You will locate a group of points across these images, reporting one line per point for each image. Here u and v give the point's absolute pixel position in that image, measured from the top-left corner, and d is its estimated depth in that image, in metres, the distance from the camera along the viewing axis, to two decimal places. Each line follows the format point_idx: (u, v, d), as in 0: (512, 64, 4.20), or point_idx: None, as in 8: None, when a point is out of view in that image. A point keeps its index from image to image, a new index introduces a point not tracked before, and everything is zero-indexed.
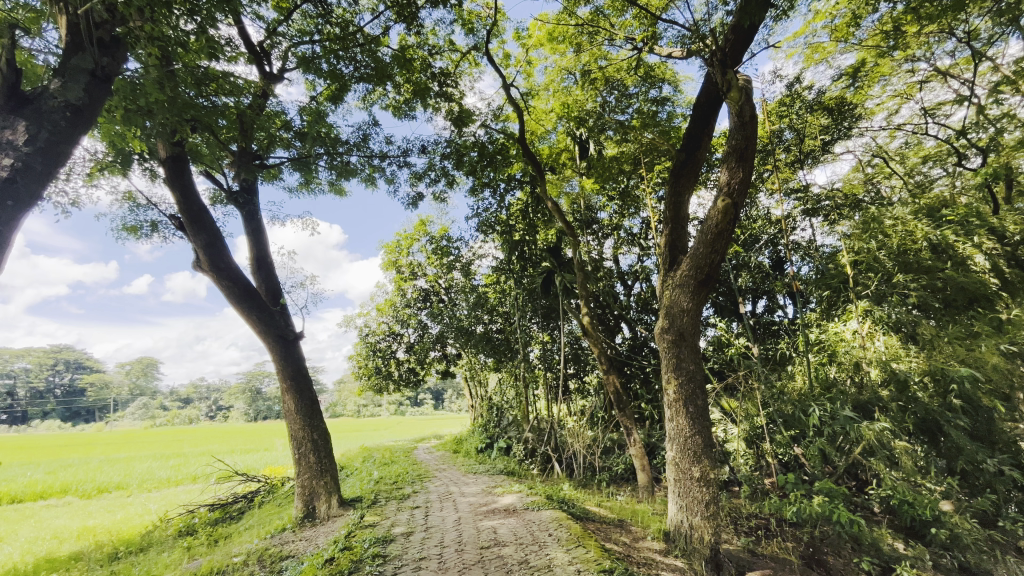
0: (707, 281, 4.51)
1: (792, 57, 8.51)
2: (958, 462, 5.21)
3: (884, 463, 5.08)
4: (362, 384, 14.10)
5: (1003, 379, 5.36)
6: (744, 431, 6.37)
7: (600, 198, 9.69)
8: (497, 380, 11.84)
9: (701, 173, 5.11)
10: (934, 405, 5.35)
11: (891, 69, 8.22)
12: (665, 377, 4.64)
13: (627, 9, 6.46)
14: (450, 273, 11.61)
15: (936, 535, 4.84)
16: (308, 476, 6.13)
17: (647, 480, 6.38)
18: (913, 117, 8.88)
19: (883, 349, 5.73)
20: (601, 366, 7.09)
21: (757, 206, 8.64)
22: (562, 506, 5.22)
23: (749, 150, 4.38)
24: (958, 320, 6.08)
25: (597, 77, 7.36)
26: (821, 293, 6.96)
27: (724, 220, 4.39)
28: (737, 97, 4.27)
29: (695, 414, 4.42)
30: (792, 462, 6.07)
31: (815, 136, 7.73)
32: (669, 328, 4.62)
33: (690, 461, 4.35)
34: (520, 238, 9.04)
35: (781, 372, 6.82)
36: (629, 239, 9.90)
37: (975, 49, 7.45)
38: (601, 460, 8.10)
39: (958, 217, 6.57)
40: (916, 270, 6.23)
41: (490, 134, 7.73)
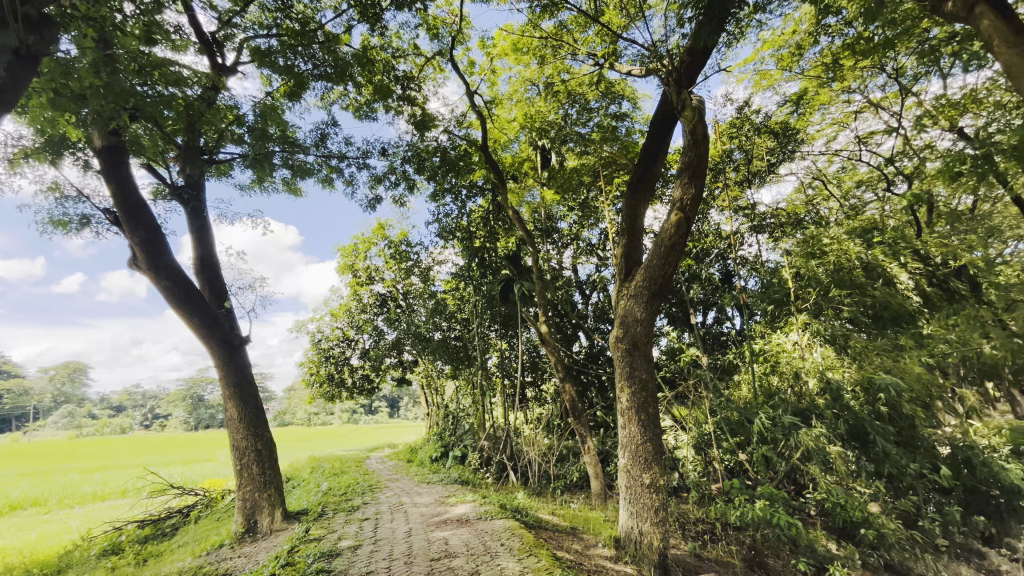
0: (660, 292, 4.65)
1: (741, 82, 9.00)
2: (885, 467, 5.53)
3: (819, 468, 5.37)
4: (313, 391, 13.60)
5: (924, 390, 5.78)
6: (693, 438, 6.55)
7: (561, 208, 9.87)
8: (455, 388, 11.69)
9: (655, 188, 5.29)
10: (864, 413, 5.70)
11: (830, 98, 8.80)
12: (619, 385, 4.73)
13: (589, 26, 6.63)
14: (408, 278, 11.45)
15: (865, 535, 5.15)
16: (249, 489, 5.81)
17: (600, 488, 6.48)
18: (848, 144, 9.57)
19: (821, 360, 6.09)
20: (558, 374, 7.15)
21: (708, 222, 9.04)
22: (515, 514, 5.20)
23: (701, 167, 4.57)
24: (885, 333, 6.56)
25: (560, 90, 7.49)
26: (766, 306, 7.41)
27: (676, 234, 4.53)
28: (690, 116, 4.47)
29: (647, 421, 4.52)
30: (737, 467, 6.30)
31: (762, 157, 8.16)
32: (624, 337, 4.71)
33: (642, 468, 4.42)
34: (480, 245, 9.08)
35: (728, 381, 7.12)
36: (588, 249, 10.10)
37: (903, 86, 8.13)
38: (556, 468, 8.11)
39: (887, 239, 7.15)
40: (850, 286, 6.72)
41: (453, 140, 7.72)
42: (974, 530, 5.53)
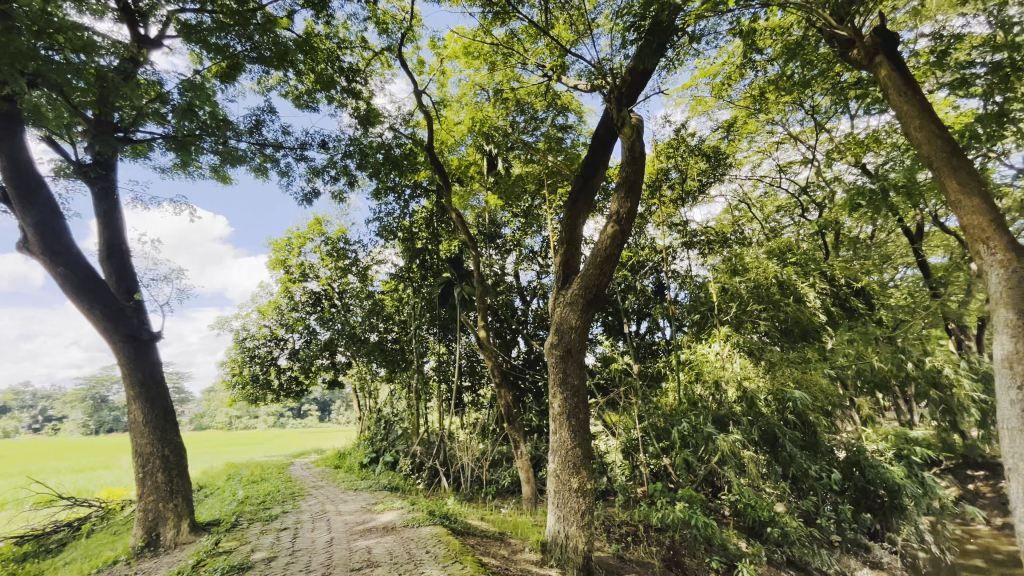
0: (595, 301, 4.79)
1: (679, 106, 9.52)
2: (790, 469, 6.00)
3: (734, 471, 5.74)
4: (234, 393, 12.70)
5: (826, 400, 6.35)
6: (622, 443, 6.76)
7: (505, 214, 9.94)
8: (389, 391, 11.37)
9: (594, 200, 5.46)
10: (775, 419, 6.16)
11: (757, 128, 9.52)
12: (552, 391, 4.80)
13: (540, 37, 6.72)
14: (345, 277, 11.04)
15: (771, 533, 5.55)
16: (152, 499, 5.32)
17: (531, 493, 6.53)
18: (771, 172, 10.39)
19: (739, 370, 6.52)
20: (495, 380, 7.15)
21: (645, 236, 9.45)
22: (443, 521, 5.13)
23: (637, 183, 4.79)
24: (795, 347, 7.15)
25: (509, 97, 7.57)
26: (693, 318, 7.86)
27: (612, 245, 4.71)
28: (629, 133, 4.69)
29: (577, 426, 4.62)
30: (660, 471, 6.57)
31: (695, 178, 8.64)
32: (558, 343, 4.80)
33: (570, 472, 4.52)
34: (422, 246, 8.97)
35: (657, 389, 7.44)
36: (530, 256, 10.23)
37: (818, 122, 8.95)
38: (488, 473, 8.10)
39: (799, 260, 7.82)
40: (766, 301, 7.32)
41: (398, 138, 7.57)
42: (862, 526, 6.12)
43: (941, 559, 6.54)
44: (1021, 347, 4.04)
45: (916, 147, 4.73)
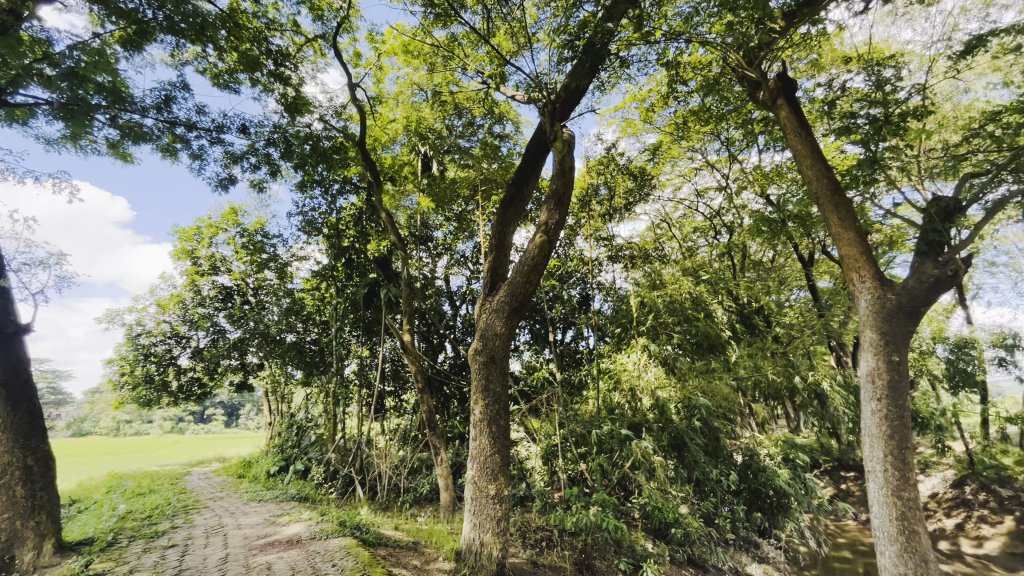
0: (519, 308, 4.87)
1: (611, 126, 9.97)
2: (694, 472, 6.42)
3: (644, 475, 6.05)
4: (122, 395, 11.35)
5: (727, 408, 6.90)
6: (542, 449, 6.85)
7: (437, 217, 9.84)
8: (305, 395, 10.75)
9: (525, 210, 5.55)
10: (683, 426, 6.54)
11: (679, 153, 10.20)
12: (473, 397, 4.78)
13: (480, 44, 6.74)
14: (262, 272, 10.31)
15: (675, 534, 5.89)
16: (7, 516, 4.55)
17: (450, 500, 6.43)
18: (689, 196, 11.17)
19: (654, 379, 6.88)
20: (418, 385, 6.97)
21: (574, 248, 9.76)
22: (354, 532, 4.91)
23: (566, 196, 4.96)
24: (703, 358, 7.70)
25: (447, 100, 7.53)
26: (614, 329, 8.26)
27: (539, 254, 4.83)
28: (561, 147, 4.87)
29: (497, 433, 4.64)
30: (577, 476, 6.75)
31: (622, 196, 9.06)
32: (482, 350, 4.79)
33: (488, 479, 4.53)
34: (349, 245, 8.80)
35: (577, 396, 7.66)
36: (460, 261, 10.19)
37: (732, 154, 9.77)
38: (406, 480, 7.90)
39: (710, 279, 8.47)
40: (680, 316, 7.85)
41: (328, 130, 7.25)
42: (753, 524, 6.67)
43: (817, 552, 7.30)
44: (881, 363, 4.67)
45: (806, 183, 5.34)
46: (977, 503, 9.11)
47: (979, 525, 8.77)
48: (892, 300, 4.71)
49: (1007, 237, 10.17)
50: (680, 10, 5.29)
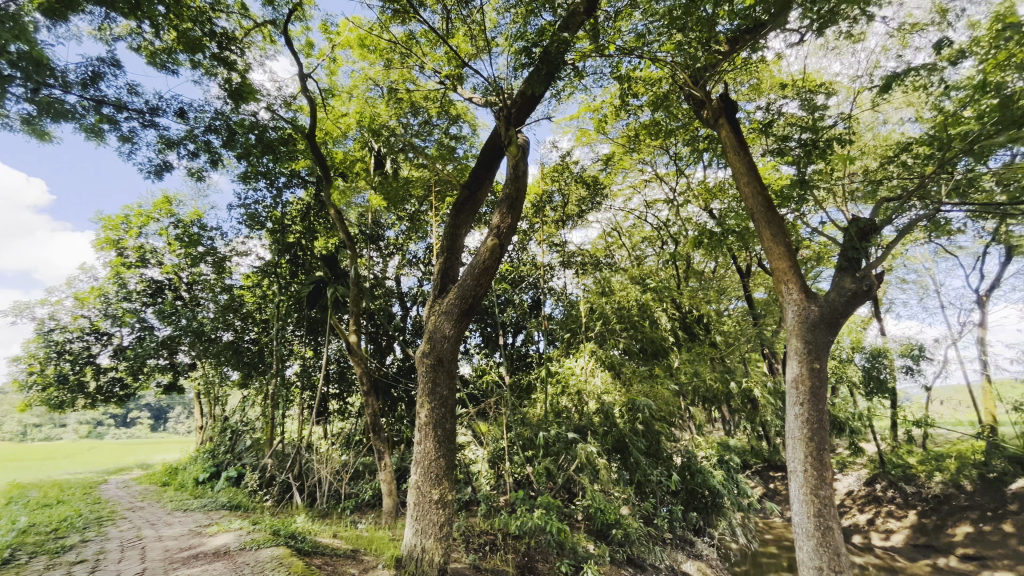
0: (469, 311, 4.85)
1: (566, 134, 10.17)
2: (636, 474, 6.60)
3: (588, 477, 6.18)
4: (28, 397, 10.16)
5: (668, 412, 7.16)
6: (489, 453, 6.82)
7: (389, 216, 9.65)
8: (241, 397, 10.19)
9: (478, 213, 5.54)
10: (626, 430, 6.73)
11: (630, 165, 10.54)
12: (420, 400, 4.71)
13: (439, 43, 6.68)
14: (197, 266, 9.68)
15: (615, 535, 6.01)
16: None
17: (392, 506, 6.26)
18: (639, 206, 11.55)
19: (600, 384, 7.03)
20: (362, 387, 6.72)
21: (527, 252, 9.83)
22: (289, 541, 4.69)
23: (519, 201, 5.02)
24: (647, 363, 7.96)
25: (403, 98, 7.41)
26: (564, 334, 8.40)
27: (490, 257, 4.85)
28: (515, 152, 4.93)
29: (442, 437, 4.59)
30: (523, 480, 6.76)
31: (575, 204, 9.24)
32: (430, 352, 4.72)
33: (431, 484, 4.46)
34: (295, 240, 8.45)
35: (526, 399, 7.72)
36: (412, 261, 10.02)
37: (679, 168, 10.20)
38: (347, 486, 7.62)
39: (657, 287, 8.77)
40: (627, 321, 8.10)
41: (275, 120, 6.93)
42: (689, 523, 6.94)
43: (746, 549, 7.70)
44: (805, 370, 5.01)
45: (744, 200, 5.66)
46: (886, 499, 9.97)
47: (887, 519, 9.60)
48: (815, 311, 5.08)
49: (916, 257, 11.21)
50: (633, 28, 5.49)
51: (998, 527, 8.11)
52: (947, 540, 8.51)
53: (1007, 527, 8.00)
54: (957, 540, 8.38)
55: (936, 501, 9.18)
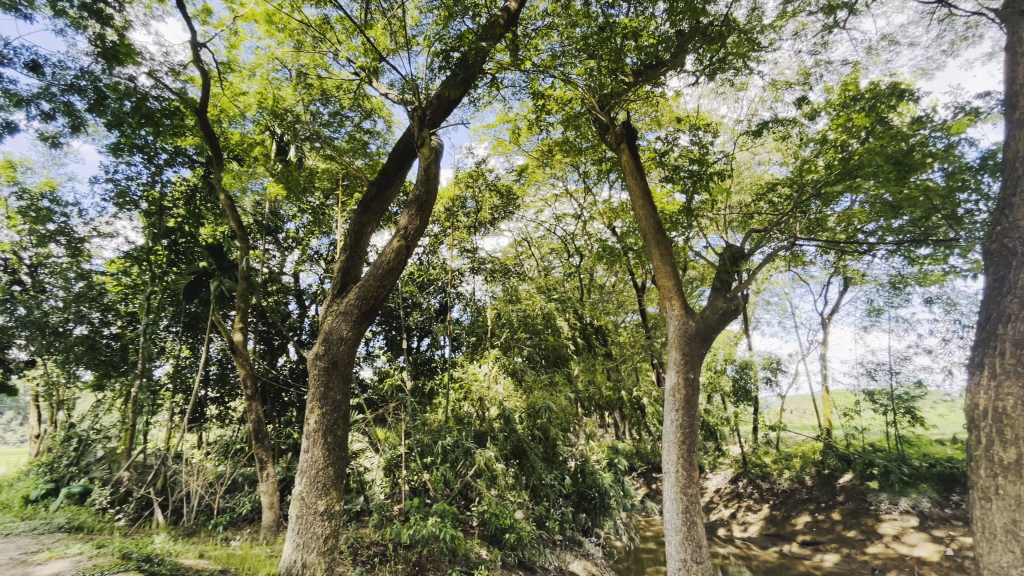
0: (369, 312, 4.70)
1: (483, 142, 10.26)
2: (531, 478, 6.76)
3: (485, 483, 6.22)
4: None
5: (565, 418, 7.46)
6: (385, 460, 6.57)
7: (290, 207, 9.01)
8: (93, 401, 8.79)
9: (386, 212, 5.41)
10: (524, 435, 6.91)
11: (542, 178, 10.93)
12: (309, 406, 4.42)
13: (356, 33, 6.41)
14: (44, 246, 8.25)
15: (508, 539, 6.08)
16: None
17: (274, 519, 5.83)
18: (550, 219, 11.99)
19: (502, 390, 7.15)
20: (245, 391, 6.13)
21: (438, 256, 9.59)
22: (143, 565, 4.13)
23: (428, 204, 5.03)
24: (548, 371, 8.25)
25: (314, 84, 6.99)
26: (469, 339, 8.43)
27: (395, 258, 4.77)
28: (427, 154, 4.96)
29: (333, 444, 4.35)
30: (419, 487, 6.62)
31: (488, 211, 9.29)
32: (324, 354, 4.47)
33: (317, 495, 4.22)
34: (175, 225, 7.57)
35: (428, 404, 7.57)
36: (313, 257, 9.45)
37: (587, 185, 10.73)
38: (222, 500, 6.88)
39: (560, 297, 9.17)
40: (531, 329, 8.38)
41: (159, 90, 6.17)
42: (578, 524, 7.26)
43: (629, 546, 8.23)
44: (681, 379, 5.53)
45: (638, 221, 6.15)
46: (746, 495, 11.26)
47: (746, 513, 10.82)
48: (692, 326, 5.65)
49: (778, 282, 12.91)
50: (550, 47, 5.73)
51: (829, 516, 9.49)
52: (791, 529, 9.77)
53: (836, 515, 9.39)
54: (798, 528, 9.66)
55: (784, 495, 10.56)
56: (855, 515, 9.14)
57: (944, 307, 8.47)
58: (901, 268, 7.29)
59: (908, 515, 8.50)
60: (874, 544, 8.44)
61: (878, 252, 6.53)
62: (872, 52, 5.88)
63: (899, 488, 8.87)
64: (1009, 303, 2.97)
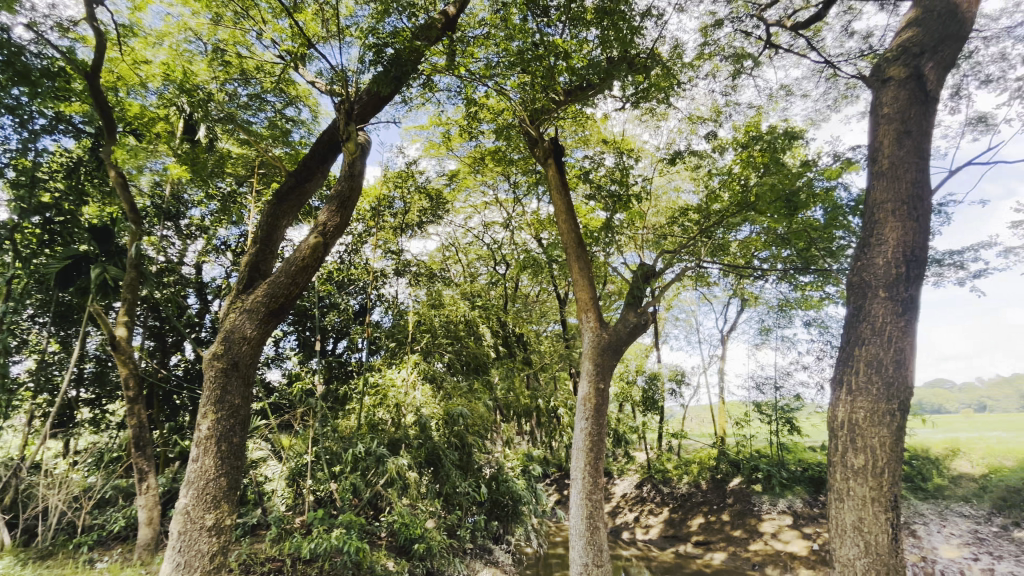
0: (278, 311, 4.42)
1: (414, 143, 10.09)
2: (444, 486, 6.66)
3: (396, 492, 6.05)
4: None
5: (482, 425, 7.47)
6: (289, 469, 6.14)
7: (195, 192, 8.22)
8: None
9: (303, 206, 5.14)
10: (440, 442, 6.79)
11: (473, 185, 10.96)
12: (201, 410, 4.03)
13: (283, 15, 6.05)
14: None
15: (417, 549, 5.93)
16: None
17: (152, 537, 5.24)
18: (479, 226, 11.99)
19: (419, 397, 7.07)
20: (127, 392, 5.45)
21: (360, 256, 9.22)
22: None
23: (350, 201, 4.88)
24: (467, 378, 8.22)
25: (232, 62, 6.48)
26: (389, 344, 8.16)
27: (311, 255, 4.54)
28: (352, 150, 4.83)
29: (227, 452, 4.01)
30: (326, 497, 6.28)
31: (416, 214, 9.12)
32: (223, 354, 4.11)
33: (205, 508, 3.85)
34: (50, 201, 6.61)
35: (340, 410, 7.16)
36: (219, 248, 8.69)
37: (516, 196, 10.91)
38: (90, 516, 6.04)
39: (483, 306, 9.31)
40: (453, 336, 8.38)
41: (40, 45, 5.38)
42: (490, 532, 7.25)
43: (538, 552, 8.36)
44: (592, 389, 5.77)
45: (562, 234, 6.36)
46: (649, 499, 11.92)
47: (648, 516, 11.45)
48: (606, 338, 5.92)
49: (686, 300, 13.92)
50: (486, 58, 5.79)
51: (719, 517, 10.32)
52: (686, 530, 10.48)
53: (725, 516, 10.22)
54: (693, 530, 10.39)
55: (682, 498, 11.31)
56: (742, 515, 10.02)
57: (820, 329, 9.61)
58: (788, 294, 8.17)
59: (784, 515, 9.45)
60: (756, 541, 9.28)
61: (770, 277, 7.26)
62: (773, 99, 6.58)
63: (778, 490, 9.91)
64: (862, 325, 3.22)
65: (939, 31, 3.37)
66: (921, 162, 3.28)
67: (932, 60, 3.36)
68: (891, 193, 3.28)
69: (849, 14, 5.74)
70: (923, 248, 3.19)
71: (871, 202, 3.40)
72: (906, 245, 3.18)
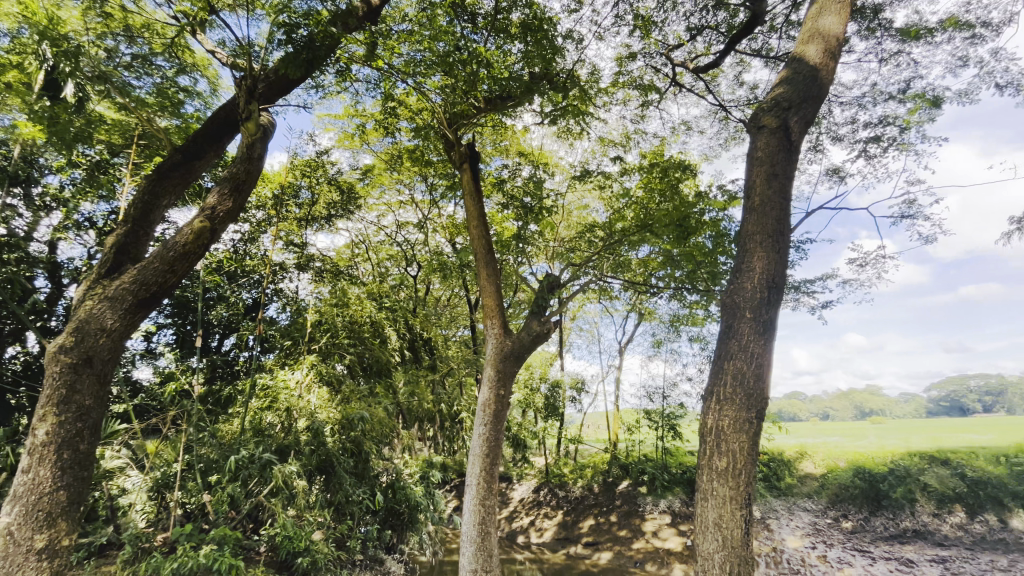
0: (148, 301, 3.93)
1: (327, 132, 9.58)
2: (336, 494, 6.31)
3: (281, 503, 5.63)
4: None
5: (380, 431, 7.19)
6: (152, 479, 5.43)
7: (53, 156, 7.05)
8: None
9: (187, 186, 4.64)
10: (334, 449, 6.39)
11: (388, 183, 10.63)
12: (38, 412, 3.43)
13: None
14: None
15: (300, 564, 5.54)
16: None
17: None
18: (393, 225, 11.59)
19: (314, 401, 6.65)
20: None
21: (256, 246, 8.50)
22: None
23: (244, 185, 4.50)
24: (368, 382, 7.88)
25: (114, 14, 5.70)
26: (283, 343, 7.57)
27: (193, 241, 4.11)
28: (250, 130, 4.46)
29: (70, 461, 3.46)
30: (196, 510, 5.65)
31: (324, 206, 8.63)
32: (73, 347, 3.54)
33: (34, 528, 3.27)
34: None
35: (220, 414, 6.50)
36: (81, 224, 7.51)
37: (432, 198, 10.78)
38: None
39: (390, 308, 9.03)
40: (356, 336, 8.00)
41: None
42: (382, 541, 6.98)
43: (431, 560, 8.19)
44: (493, 395, 5.85)
45: (473, 240, 6.40)
46: (545, 502, 12.26)
47: (543, 519, 11.78)
48: (509, 344, 6.03)
49: (590, 312, 14.64)
50: (405, 54, 5.67)
51: (608, 518, 10.93)
52: (578, 532, 10.95)
53: (613, 517, 10.84)
54: (584, 531, 10.87)
55: (575, 501, 11.79)
56: (628, 516, 10.70)
57: (703, 344, 10.61)
58: (677, 311, 8.93)
59: (664, 514, 10.25)
60: (638, 540, 9.97)
61: (663, 294, 7.87)
62: (675, 131, 7.19)
63: (660, 491, 10.74)
64: (731, 342, 3.61)
65: (804, 91, 3.92)
66: (785, 201, 3.77)
67: (797, 115, 3.88)
68: (761, 227, 3.73)
69: (740, 66, 6.50)
70: (782, 277, 3.66)
71: (744, 232, 3.83)
72: (769, 273, 3.62)
